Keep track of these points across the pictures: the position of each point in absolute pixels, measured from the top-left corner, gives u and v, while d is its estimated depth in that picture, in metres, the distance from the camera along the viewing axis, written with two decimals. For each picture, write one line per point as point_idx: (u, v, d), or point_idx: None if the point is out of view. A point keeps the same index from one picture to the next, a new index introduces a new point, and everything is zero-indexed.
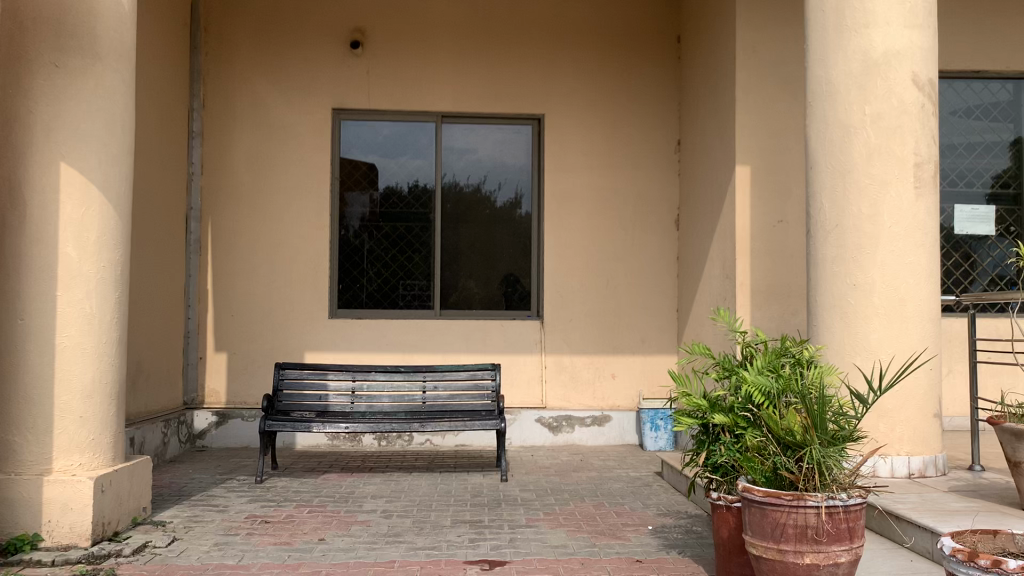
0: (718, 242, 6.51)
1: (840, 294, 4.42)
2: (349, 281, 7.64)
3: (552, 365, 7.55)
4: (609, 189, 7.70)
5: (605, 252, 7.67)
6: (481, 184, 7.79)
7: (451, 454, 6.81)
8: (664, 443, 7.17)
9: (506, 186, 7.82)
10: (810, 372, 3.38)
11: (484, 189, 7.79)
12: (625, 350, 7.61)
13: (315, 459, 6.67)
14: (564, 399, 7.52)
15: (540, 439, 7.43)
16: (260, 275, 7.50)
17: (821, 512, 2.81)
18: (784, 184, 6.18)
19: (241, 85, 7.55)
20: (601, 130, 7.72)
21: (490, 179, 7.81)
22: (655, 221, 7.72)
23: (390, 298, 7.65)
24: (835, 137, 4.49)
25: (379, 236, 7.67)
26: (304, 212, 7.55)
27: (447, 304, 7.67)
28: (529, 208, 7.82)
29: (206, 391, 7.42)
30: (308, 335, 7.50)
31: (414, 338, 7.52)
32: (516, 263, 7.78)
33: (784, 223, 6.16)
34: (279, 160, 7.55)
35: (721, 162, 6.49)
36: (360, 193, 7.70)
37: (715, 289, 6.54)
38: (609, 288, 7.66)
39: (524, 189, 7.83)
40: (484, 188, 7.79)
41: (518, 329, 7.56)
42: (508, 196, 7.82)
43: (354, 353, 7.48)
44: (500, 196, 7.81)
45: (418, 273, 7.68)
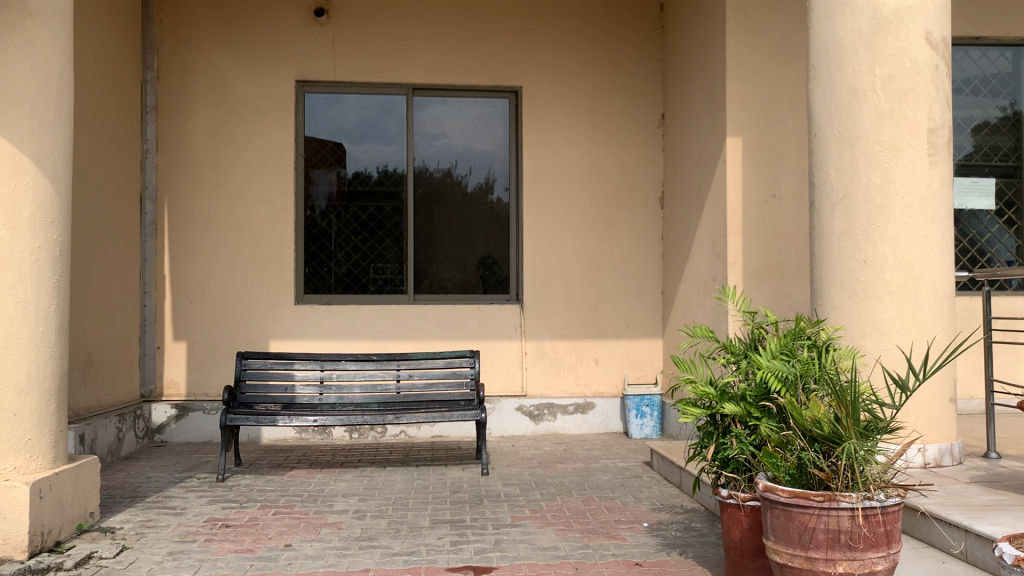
0: (707, 219, 6.18)
1: (848, 271, 4.10)
2: (316, 265, 7.21)
3: (532, 351, 7.19)
4: (591, 165, 7.33)
5: (586, 232, 7.31)
6: (452, 168, 7.37)
7: (427, 446, 6.44)
8: (649, 431, 6.86)
9: (478, 170, 7.41)
10: (831, 356, 3.04)
11: (456, 173, 7.37)
12: (608, 334, 7.27)
13: (282, 453, 6.27)
14: (545, 386, 7.17)
15: (520, 428, 7.07)
16: (221, 259, 7.04)
17: (856, 515, 2.47)
18: (777, 157, 5.86)
19: (197, 55, 7.07)
20: (581, 103, 7.34)
21: (462, 163, 7.39)
22: (640, 198, 7.37)
23: (361, 282, 7.24)
24: (843, 101, 4.14)
25: (348, 217, 7.25)
26: (268, 191, 7.10)
27: (420, 288, 7.27)
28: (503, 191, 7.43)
29: (164, 383, 6.98)
30: (273, 322, 7.06)
31: (387, 325, 7.12)
32: (494, 245, 7.40)
33: (777, 198, 5.85)
34: (240, 136, 7.09)
35: (710, 135, 6.14)
36: (326, 170, 7.26)
37: (705, 269, 6.21)
38: (591, 269, 7.30)
39: (497, 172, 7.43)
40: (455, 172, 7.38)
41: (496, 314, 7.18)
42: (479, 180, 7.41)
43: (323, 340, 7.07)
44: (472, 180, 7.40)
45: (389, 256, 7.27)
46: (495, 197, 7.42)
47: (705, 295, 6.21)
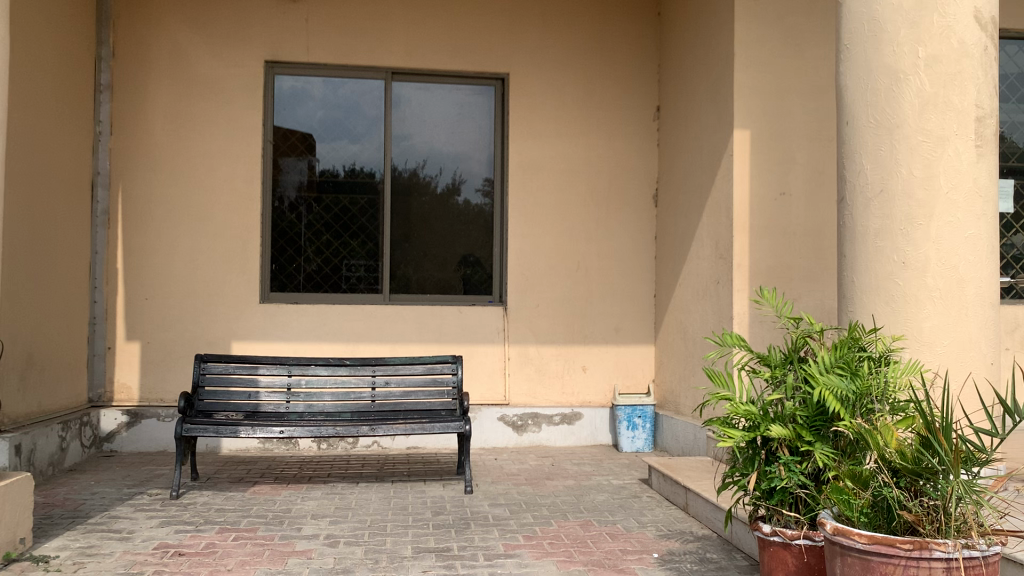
0: (709, 218, 5.75)
1: (883, 274, 3.68)
2: (284, 261, 6.68)
3: (516, 357, 6.71)
4: (582, 159, 6.88)
5: (576, 231, 6.85)
6: (419, 168, 6.86)
7: (402, 458, 5.93)
8: (640, 444, 6.42)
9: (446, 172, 6.89)
10: (893, 373, 2.63)
11: (423, 175, 6.85)
12: (597, 340, 6.82)
13: (244, 467, 5.73)
14: (529, 394, 6.70)
15: (503, 439, 6.58)
16: (181, 253, 6.48)
17: (952, 566, 2.03)
18: (787, 152, 5.45)
19: (158, 31, 6.50)
20: (572, 92, 6.89)
21: (430, 162, 6.87)
22: (633, 195, 6.93)
23: (332, 280, 6.71)
24: (881, 86, 3.72)
25: (319, 209, 6.72)
26: (233, 180, 6.55)
27: (396, 287, 6.77)
28: (469, 196, 6.92)
29: (115, 386, 6.40)
30: (236, 322, 6.51)
31: (360, 326, 6.59)
32: (476, 242, 6.91)
33: (786, 196, 5.43)
34: (203, 119, 6.53)
35: (714, 128, 5.72)
36: (297, 158, 6.73)
37: (705, 272, 5.78)
38: (580, 271, 6.84)
39: (465, 174, 6.92)
40: (422, 173, 6.85)
41: (478, 316, 6.70)
42: (447, 183, 6.89)
43: (290, 343, 6.53)
44: (440, 181, 6.88)
45: (363, 252, 6.76)
46: (463, 199, 6.91)
47: (706, 300, 5.78)
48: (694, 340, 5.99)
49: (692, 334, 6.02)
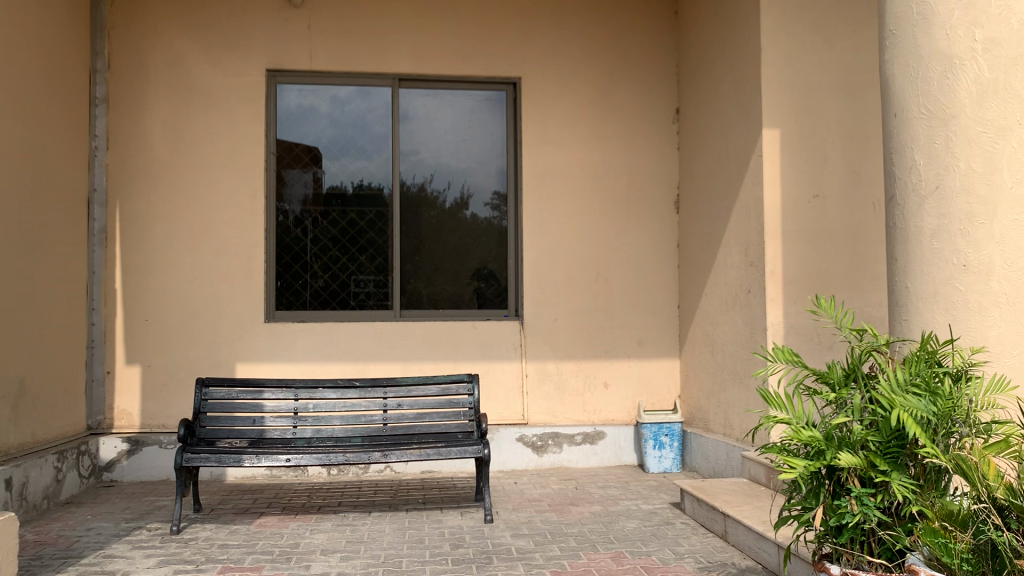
0: (737, 223, 5.43)
1: (941, 279, 3.36)
2: (290, 278, 6.38)
3: (534, 374, 6.39)
4: (599, 166, 6.58)
5: (594, 241, 6.54)
6: (428, 181, 6.56)
7: (417, 484, 5.61)
8: (668, 464, 6.09)
9: (455, 185, 6.60)
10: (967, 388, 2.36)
11: (430, 189, 6.56)
12: (620, 355, 6.49)
13: (249, 496, 5.42)
14: (548, 413, 6.37)
15: (522, 461, 6.25)
16: (182, 272, 6.19)
17: None
18: (819, 151, 5.14)
19: (155, 41, 6.24)
20: (587, 96, 6.59)
21: (438, 176, 6.58)
22: (653, 202, 6.61)
23: (340, 297, 6.41)
24: (934, 73, 3.40)
25: (326, 223, 6.44)
26: (235, 194, 6.27)
27: (407, 303, 6.47)
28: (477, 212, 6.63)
29: (115, 413, 6.10)
30: (241, 342, 6.21)
31: (370, 345, 6.28)
32: (489, 255, 6.61)
33: (819, 198, 5.13)
34: (204, 132, 6.26)
35: (740, 128, 5.41)
36: (301, 170, 6.45)
37: (734, 281, 5.45)
38: (600, 282, 6.52)
39: (474, 189, 6.63)
40: (430, 187, 6.56)
41: (493, 332, 6.38)
42: (456, 198, 6.60)
43: (297, 364, 6.23)
44: (448, 196, 6.59)
45: (372, 267, 6.46)
46: (471, 213, 6.61)
47: (735, 310, 5.45)
48: (723, 353, 5.65)
49: (721, 347, 5.69)
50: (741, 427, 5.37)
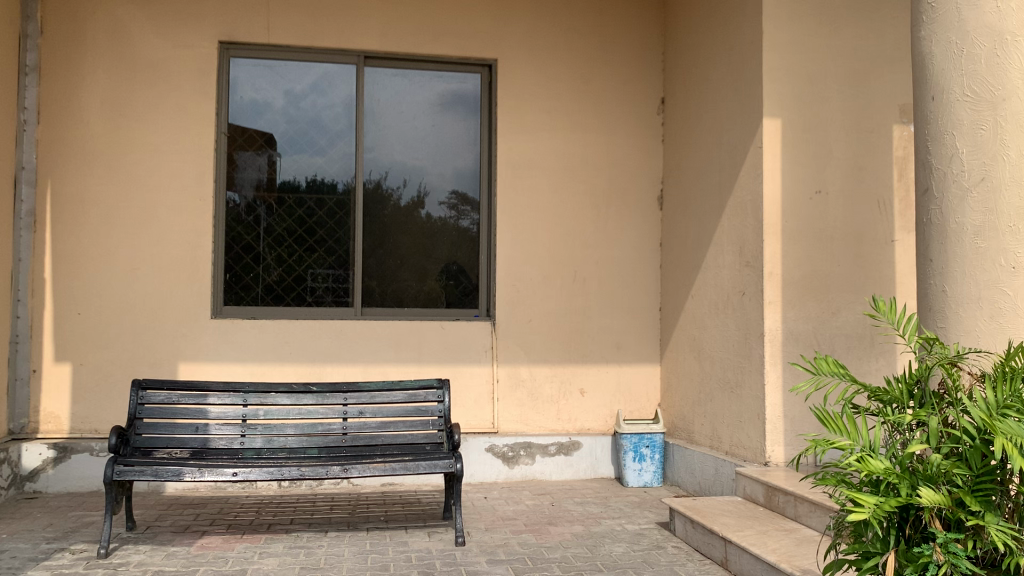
0: (730, 220, 5.04)
1: (986, 283, 2.95)
2: (240, 270, 5.83)
3: (506, 379, 5.93)
4: (578, 157, 6.14)
5: (572, 238, 6.10)
6: (382, 180, 6.04)
7: (378, 499, 5.11)
8: (648, 478, 5.67)
9: (410, 185, 6.08)
10: None
11: (386, 186, 6.04)
12: (596, 360, 6.06)
13: (190, 511, 4.87)
14: (520, 421, 5.92)
15: (491, 473, 5.77)
16: (120, 261, 5.60)
17: None
18: (822, 144, 4.77)
19: (95, 6, 5.65)
20: (567, 81, 6.15)
21: (392, 175, 6.06)
22: (635, 197, 6.20)
23: (295, 292, 5.88)
24: (982, 50, 3.01)
25: (281, 211, 5.90)
26: (181, 177, 5.70)
27: (368, 301, 5.96)
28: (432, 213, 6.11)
29: (41, 416, 5.49)
30: (184, 340, 5.64)
31: (328, 345, 5.76)
32: (458, 250, 6.13)
33: (822, 195, 4.75)
34: (147, 107, 5.68)
35: (735, 118, 5.01)
36: (255, 153, 5.90)
37: (727, 282, 5.06)
38: (577, 282, 6.08)
39: (432, 187, 6.11)
40: (385, 186, 6.04)
41: (462, 333, 5.91)
42: (411, 198, 6.07)
43: (247, 364, 5.68)
44: (404, 195, 6.07)
45: (331, 259, 5.94)
46: (425, 213, 6.09)
47: (727, 314, 5.05)
48: (712, 360, 5.25)
49: (709, 354, 5.29)
50: (731, 441, 4.98)
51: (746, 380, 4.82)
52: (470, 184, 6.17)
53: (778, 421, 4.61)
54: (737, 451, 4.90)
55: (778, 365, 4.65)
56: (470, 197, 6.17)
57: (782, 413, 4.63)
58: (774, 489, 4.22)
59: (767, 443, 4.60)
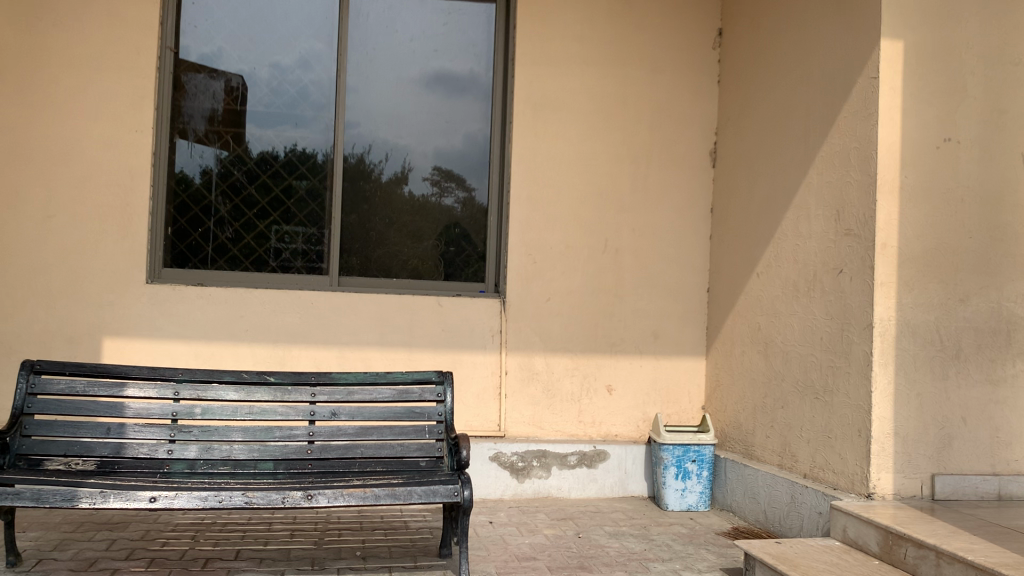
0: (823, 175, 3.88)
1: None
2: (186, 224, 4.61)
3: (516, 371, 4.77)
4: (615, 99, 4.95)
5: (603, 199, 4.92)
6: (363, 153, 4.80)
7: (354, 525, 3.96)
8: (693, 501, 4.53)
9: (394, 159, 4.84)
10: None
11: (367, 163, 4.81)
12: (629, 351, 4.91)
13: (103, 537, 3.67)
14: (531, 424, 4.78)
15: (496, 488, 4.61)
16: (27, 205, 4.34)
17: None
18: (955, 77, 3.61)
19: None
20: (603, 3, 4.94)
21: (378, 120, 4.82)
22: (681, 150, 5.02)
23: (256, 255, 4.67)
24: None
25: (241, 151, 4.68)
26: (113, 101, 4.44)
27: (348, 271, 4.76)
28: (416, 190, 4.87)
29: None
30: (109, 310, 4.41)
31: (295, 322, 4.57)
32: (462, 209, 4.94)
33: (953, 143, 3.60)
34: (70, 8, 4.40)
35: (836, 42, 3.83)
36: (209, 76, 4.66)
37: (815, 257, 3.91)
38: (609, 254, 4.91)
39: (422, 150, 4.88)
40: (364, 162, 4.80)
41: (463, 312, 4.74)
42: (404, 152, 4.85)
43: (190, 343, 4.47)
44: (384, 172, 4.83)
45: (303, 216, 4.73)
46: (408, 188, 4.86)
47: (814, 298, 3.91)
48: (787, 357, 4.12)
49: (783, 348, 4.15)
50: (812, 462, 3.86)
51: (841, 385, 3.69)
52: (467, 128, 4.94)
53: (886, 441, 3.50)
54: (822, 475, 3.78)
55: (890, 366, 3.51)
56: (455, 171, 4.93)
57: (892, 430, 3.50)
58: (898, 538, 3.08)
59: (872, 470, 3.48)
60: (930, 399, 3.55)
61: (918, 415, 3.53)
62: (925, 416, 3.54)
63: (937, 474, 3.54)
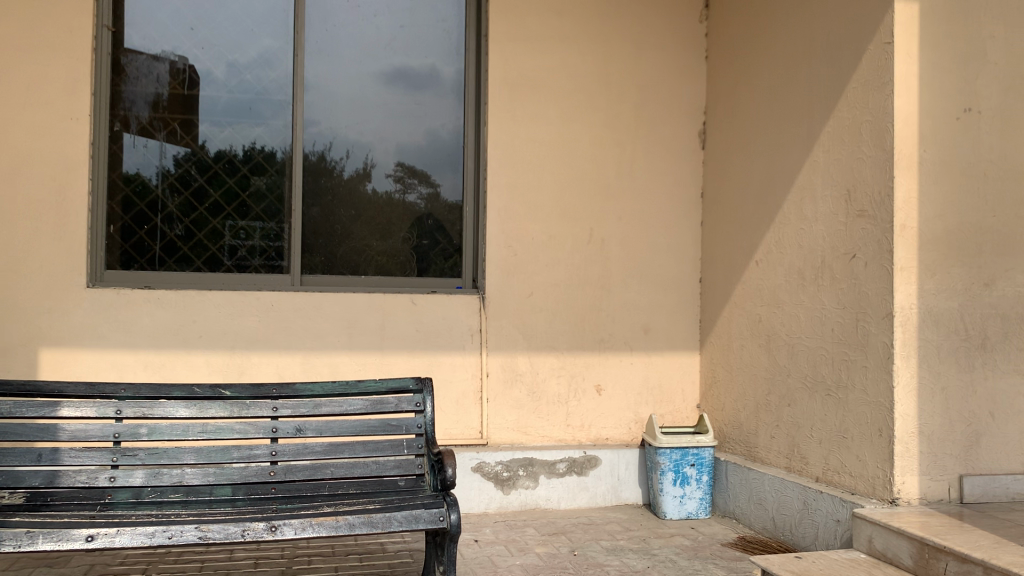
0: (830, 152, 3.56)
1: None
2: (130, 221, 4.17)
3: (498, 372, 4.41)
4: (597, 78, 4.60)
5: (587, 185, 4.57)
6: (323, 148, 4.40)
7: (326, 552, 3.57)
8: (693, 509, 4.20)
9: (353, 156, 4.43)
10: None
11: (328, 159, 4.40)
12: (618, 348, 4.57)
13: None
14: (515, 430, 4.42)
15: (479, 501, 4.25)
16: None
17: None
18: (974, 42, 3.30)
19: None
20: None
21: (341, 104, 4.42)
22: (668, 131, 4.69)
23: (210, 253, 4.25)
24: None
25: (190, 139, 4.24)
26: (43, 85, 3.98)
27: (312, 270, 4.37)
28: (382, 184, 4.47)
29: None
30: (46, 317, 3.96)
31: (254, 326, 4.16)
32: (435, 199, 4.55)
33: (973, 114, 3.30)
34: None
35: (842, 6, 3.51)
36: (153, 56, 4.21)
37: (825, 241, 3.59)
38: (594, 244, 4.57)
39: (389, 135, 4.48)
40: (324, 159, 4.40)
41: (439, 311, 4.36)
42: (369, 139, 4.46)
43: (139, 353, 4.05)
44: (345, 168, 4.42)
45: (260, 210, 4.32)
46: (375, 178, 4.46)
47: (823, 287, 3.59)
48: (793, 351, 3.81)
49: (788, 341, 3.84)
50: (825, 464, 3.55)
51: (858, 380, 3.37)
52: (439, 111, 4.55)
53: (911, 441, 3.19)
54: (838, 479, 3.47)
55: (912, 359, 3.21)
56: (419, 168, 4.53)
57: (916, 428, 3.20)
58: (936, 551, 2.77)
59: (896, 473, 3.17)
60: (955, 393, 3.25)
61: (944, 411, 3.23)
62: (951, 412, 3.24)
63: (965, 476, 3.24)
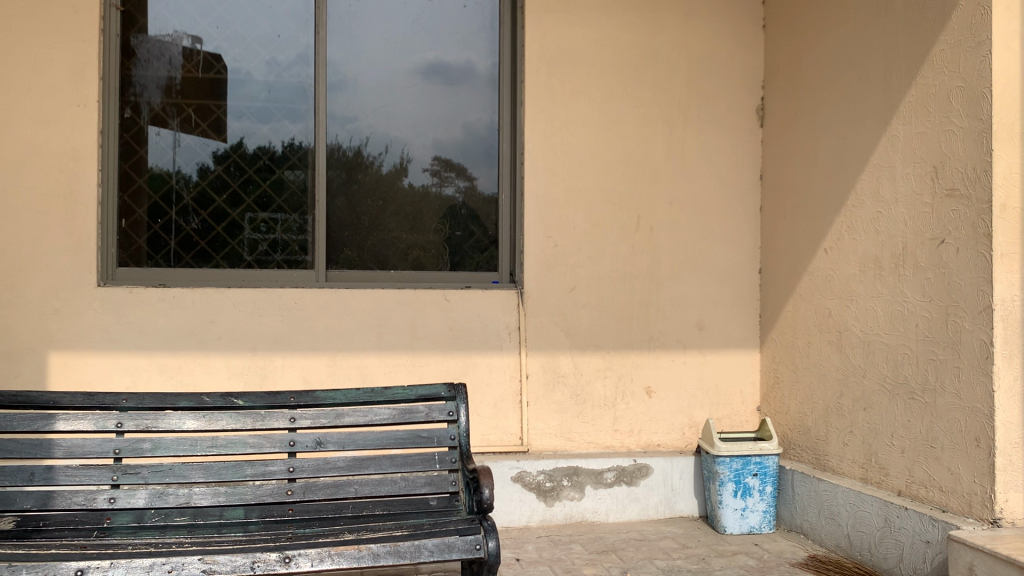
0: (913, 124, 3.15)
1: None
2: (144, 214, 3.88)
3: (539, 374, 4.07)
4: (644, 51, 4.22)
5: (633, 168, 4.19)
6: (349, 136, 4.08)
7: None
8: (755, 523, 3.82)
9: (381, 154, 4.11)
10: None
11: (360, 157, 4.09)
12: (671, 346, 4.20)
13: None
14: (559, 436, 4.08)
15: (521, 513, 3.91)
16: None
17: None
18: None
19: None
20: None
21: (367, 86, 4.09)
22: (722, 109, 4.29)
23: (229, 248, 3.95)
24: None
25: (206, 125, 3.94)
26: (47, 69, 3.69)
27: (338, 266, 4.06)
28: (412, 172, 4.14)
29: None
30: (54, 319, 3.69)
31: (276, 327, 3.86)
32: (469, 186, 4.21)
33: None
34: None
35: None
36: (164, 36, 3.91)
37: (907, 225, 3.18)
38: (642, 233, 4.19)
39: (418, 118, 4.14)
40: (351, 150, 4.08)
41: (475, 308, 4.02)
42: (398, 123, 4.12)
43: (153, 356, 3.77)
44: (373, 158, 4.10)
45: (283, 201, 4.01)
46: (404, 166, 4.13)
47: (906, 277, 3.19)
48: (869, 349, 3.40)
49: (864, 338, 3.44)
50: (909, 477, 3.15)
51: (950, 382, 2.97)
52: (473, 90, 4.21)
53: (1015, 453, 2.78)
54: (926, 495, 3.07)
55: (1015, 359, 2.80)
56: (455, 161, 4.19)
57: (1021, 438, 2.79)
58: None
59: (998, 490, 2.76)
60: None
61: None
62: None
63: None
